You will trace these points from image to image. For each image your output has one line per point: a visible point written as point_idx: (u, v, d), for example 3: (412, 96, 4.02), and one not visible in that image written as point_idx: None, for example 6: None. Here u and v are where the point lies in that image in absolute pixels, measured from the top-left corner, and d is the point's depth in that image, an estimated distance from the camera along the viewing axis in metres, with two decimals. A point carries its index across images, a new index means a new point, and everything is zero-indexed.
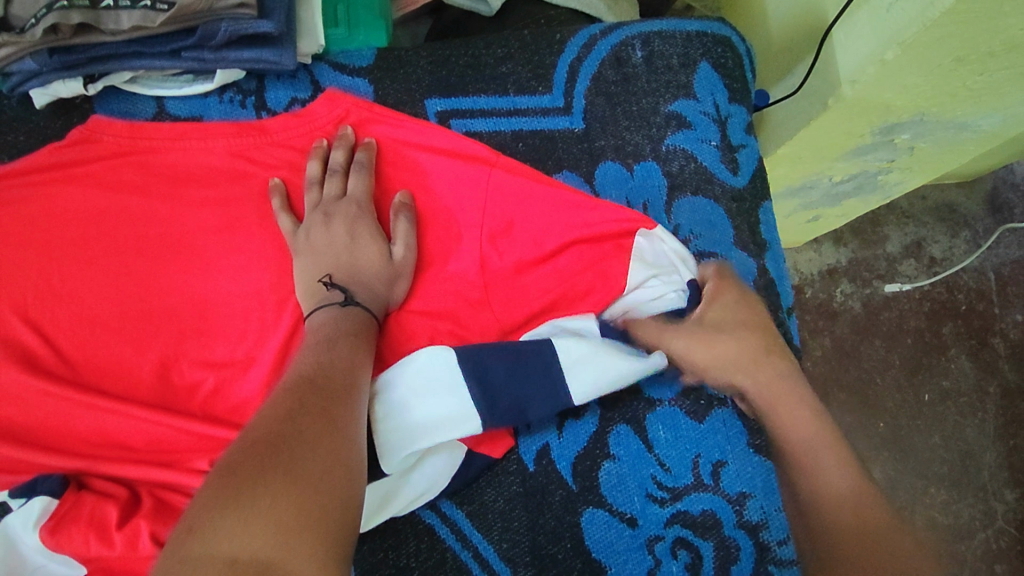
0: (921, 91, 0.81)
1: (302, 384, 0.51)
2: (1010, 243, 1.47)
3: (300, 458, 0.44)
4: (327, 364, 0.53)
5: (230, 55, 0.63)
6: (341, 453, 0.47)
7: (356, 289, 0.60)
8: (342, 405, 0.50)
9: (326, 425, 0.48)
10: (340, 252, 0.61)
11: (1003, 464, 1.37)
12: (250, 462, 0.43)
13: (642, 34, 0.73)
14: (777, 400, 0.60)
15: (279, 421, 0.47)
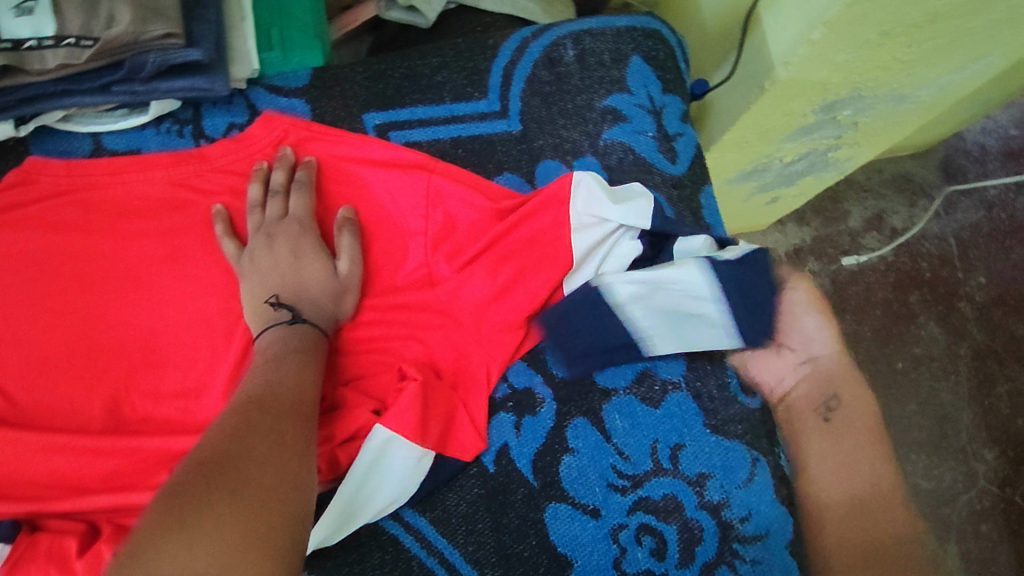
0: (853, 67, 0.83)
1: (251, 403, 0.51)
2: (968, 207, 1.53)
3: (248, 478, 0.45)
4: (276, 380, 0.54)
5: (162, 86, 0.62)
6: (289, 472, 0.48)
7: (304, 307, 0.61)
8: (290, 423, 0.51)
9: (274, 443, 0.49)
10: (285, 271, 0.62)
11: (979, 425, 1.40)
12: (197, 482, 0.44)
13: (572, 33, 0.75)
14: (842, 384, 0.64)
15: (227, 441, 0.47)
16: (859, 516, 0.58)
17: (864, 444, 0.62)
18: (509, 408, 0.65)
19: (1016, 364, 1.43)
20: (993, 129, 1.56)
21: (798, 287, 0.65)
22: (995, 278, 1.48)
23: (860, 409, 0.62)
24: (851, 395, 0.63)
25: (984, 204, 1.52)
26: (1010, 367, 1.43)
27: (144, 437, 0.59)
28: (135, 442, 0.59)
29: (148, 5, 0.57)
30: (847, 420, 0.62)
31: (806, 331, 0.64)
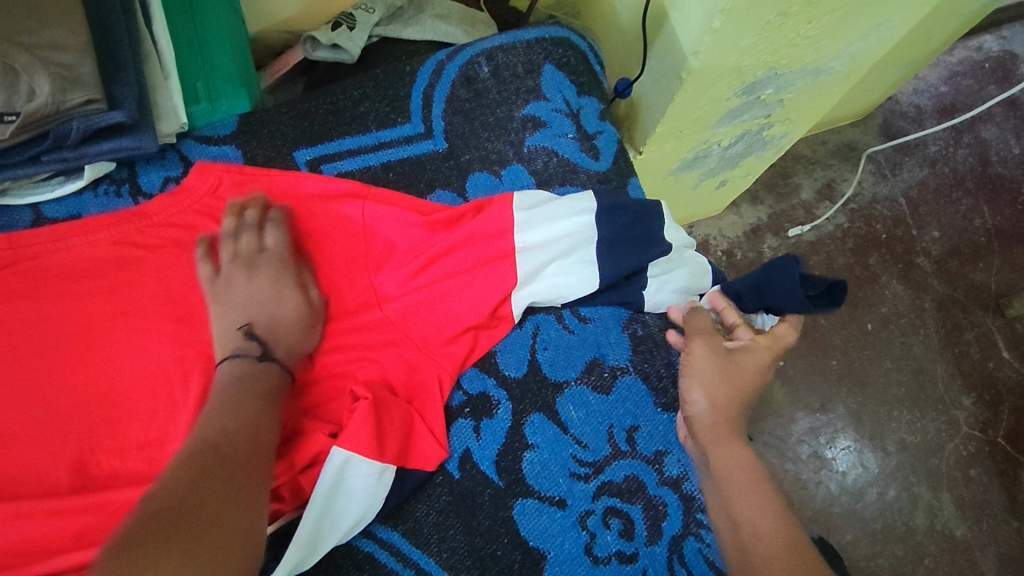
0: (761, 49, 0.87)
1: (206, 446, 0.53)
2: (912, 166, 1.58)
3: (200, 529, 0.47)
4: (231, 423, 0.55)
5: (91, 150, 0.65)
6: (240, 525, 0.49)
7: (270, 342, 0.62)
8: (243, 473, 0.52)
9: (227, 493, 0.50)
10: (259, 306, 0.63)
11: (954, 373, 1.44)
12: (151, 531, 0.44)
13: (485, 51, 0.79)
14: (716, 443, 0.61)
15: (181, 489, 0.48)
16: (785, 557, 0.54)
17: (751, 492, 0.59)
18: (467, 413, 0.67)
19: (979, 310, 1.48)
20: (924, 89, 1.63)
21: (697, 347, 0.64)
22: (947, 231, 1.53)
23: (728, 459, 0.61)
24: (728, 456, 0.61)
25: (927, 162, 1.58)
26: (974, 314, 1.48)
27: (112, 492, 0.60)
28: (102, 497, 0.59)
29: (66, 75, 0.59)
30: (729, 474, 0.60)
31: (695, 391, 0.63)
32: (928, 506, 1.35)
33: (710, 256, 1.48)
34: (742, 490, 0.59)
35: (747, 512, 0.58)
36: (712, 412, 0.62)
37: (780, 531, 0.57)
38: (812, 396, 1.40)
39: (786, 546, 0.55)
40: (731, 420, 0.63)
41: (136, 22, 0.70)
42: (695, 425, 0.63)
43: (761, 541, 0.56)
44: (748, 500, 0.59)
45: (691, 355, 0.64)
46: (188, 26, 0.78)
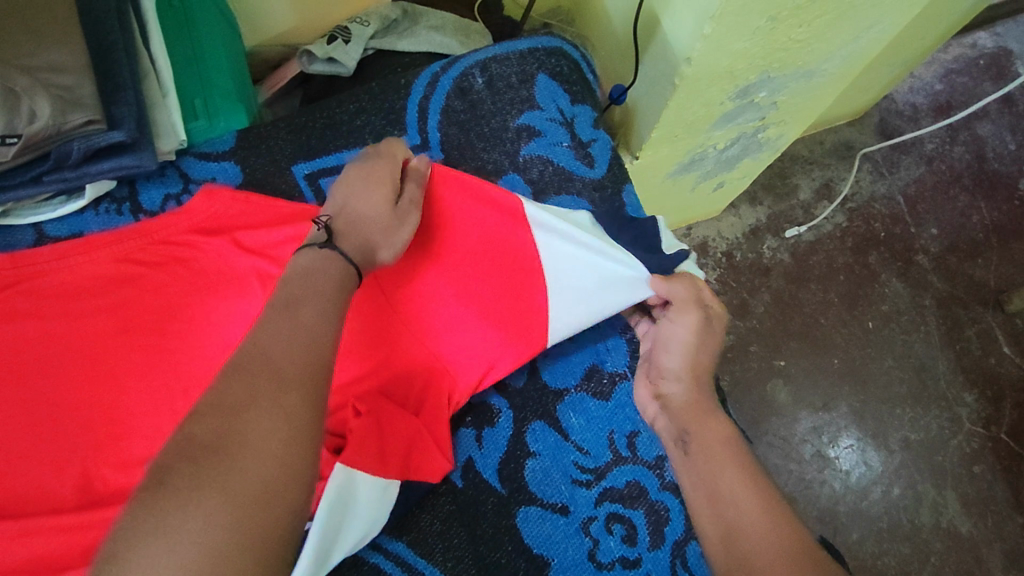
0: (753, 54, 0.88)
1: (254, 359, 0.47)
2: (909, 164, 1.58)
3: (240, 465, 0.42)
4: (284, 335, 0.49)
5: (91, 169, 0.66)
6: (288, 457, 0.44)
7: (347, 238, 0.59)
8: (294, 393, 0.46)
9: (276, 418, 0.45)
10: (362, 210, 0.61)
11: (956, 370, 1.44)
12: (186, 468, 0.41)
13: (479, 62, 0.80)
14: (694, 421, 0.61)
15: (220, 419, 0.44)
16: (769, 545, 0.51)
17: (731, 466, 0.58)
18: (469, 422, 0.69)
19: (979, 306, 1.48)
20: (920, 87, 1.63)
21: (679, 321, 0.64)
22: (946, 228, 1.54)
23: (710, 438, 0.60)
24: (706, 432, 0.61)
25: (924, 159, 1.59)
26: (974, 310, 1.48)
27: (115, 506, 0.60)
28: (106, 512, 0.60)
29: (66, 96, 0.60)
30: (711, 445, 0.60)
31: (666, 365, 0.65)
32: (933, 504, 1.35)
33: (709, 258, 1.48)
34: (722, 471, 0.58)
35: (726, 497, 0.56)
36: (691, 386, 0.63)
37: (766, 517, 0.54)
38: (814, 395, 1.40)
39: (771, 533, 0.52)
40: (709, 395, 0.63)
41: (134, 43, 0.70)
42: (674, 401, 0.64)
43: (741, 524, 0.54)
44: (730, 482, 0.57)
45: (669, 328, 0.65)
46: (186, 45, 0.79)
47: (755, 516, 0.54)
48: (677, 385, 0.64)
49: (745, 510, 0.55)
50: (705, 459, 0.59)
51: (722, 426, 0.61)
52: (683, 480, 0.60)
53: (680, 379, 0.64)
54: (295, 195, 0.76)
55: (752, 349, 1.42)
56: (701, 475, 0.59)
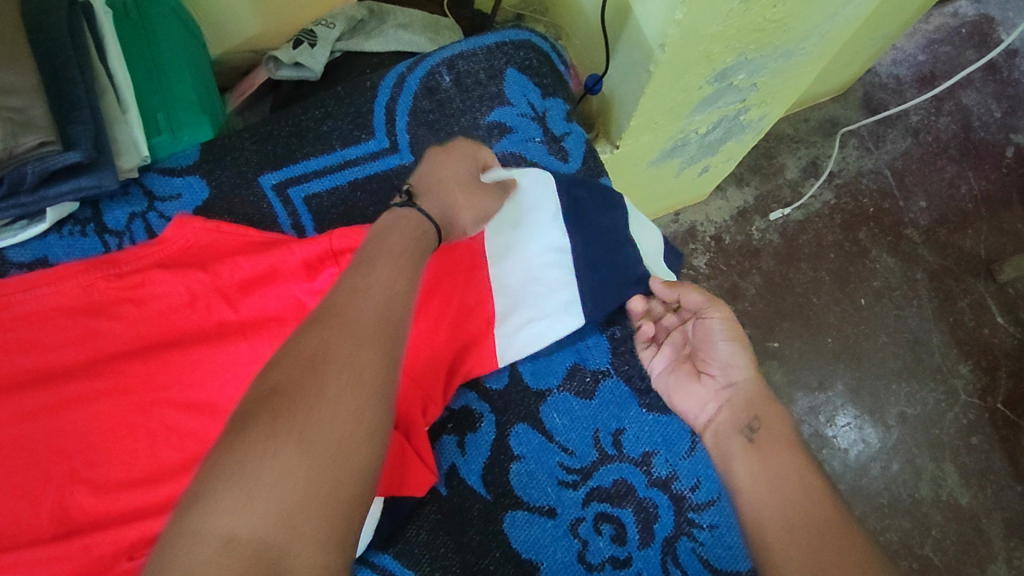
0: (728, 36, 0.86)
1: (331, 318, 0.49)
2: (895, 137, 1.57)
3: (320, 416, 0.45)
4: (361, 296, 0.51)
5: (50, 193, 0.64)
6: (364, 416, 0.46)
7: (429, 200, 0.62)
8: (366, 355, 0.48)
9: (351, 379, 0.47)
10: (448, 176, 0.64)
11: (950, 343, 1.43)
12: (264, 417, 0.44)
13: (446, 60, 0.80)
14: (760, 409, 0.62)
15: (298, 374, 0.46)
16: (827, 544, 0.51)
17: (791, 460, 0.58)
18: (450, 429, 0.69)
19: (971, 277, 1.48)
20: (903, 59, 1.62)
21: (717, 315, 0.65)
22: (934, 200, 1.52)
23: (777, 432, 0.60)
24: (771, 421, 0.61)
25: (910, 131, 1.58)
26: (966, 282, 1.47)
27: (96, 534, 0.58)
28: (88, 540, 0.57)
29: (17, 118, 0.58)
30: (770, 436, 0.60)
31: (721, 356, 0.64)
32: (932, 477, 1.35)
33: (697, 243, 1.47)
34: (783, 465, 0.58)
35: (787, 489, 0.56)
36: (752, 379, 0.63)
37: (831, 514, 0.54)
38: (809, 374, 1.39)
39: (837, 532, 0.52)
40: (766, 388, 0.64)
41: (89, 58, 0.69)
42: (737, 391, 0.63)
43: (813, 517, 0.54)
44: (792, 475, 0.57)
45: (718, 321, 0.65)
46: (146, 58, 0.78)
47: (818, 511, 0.54)
48: (746, 374, 0.63)
49: (805, 505, 0.55)
50: (767, 449, 0.59)
51: (788, 419, 0.61)
52: (736, 467, 0.60)
53: (737, 371, 0.63)
54: (264, 207, 0.75)
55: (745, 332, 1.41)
56: (761, 463, 0.59)
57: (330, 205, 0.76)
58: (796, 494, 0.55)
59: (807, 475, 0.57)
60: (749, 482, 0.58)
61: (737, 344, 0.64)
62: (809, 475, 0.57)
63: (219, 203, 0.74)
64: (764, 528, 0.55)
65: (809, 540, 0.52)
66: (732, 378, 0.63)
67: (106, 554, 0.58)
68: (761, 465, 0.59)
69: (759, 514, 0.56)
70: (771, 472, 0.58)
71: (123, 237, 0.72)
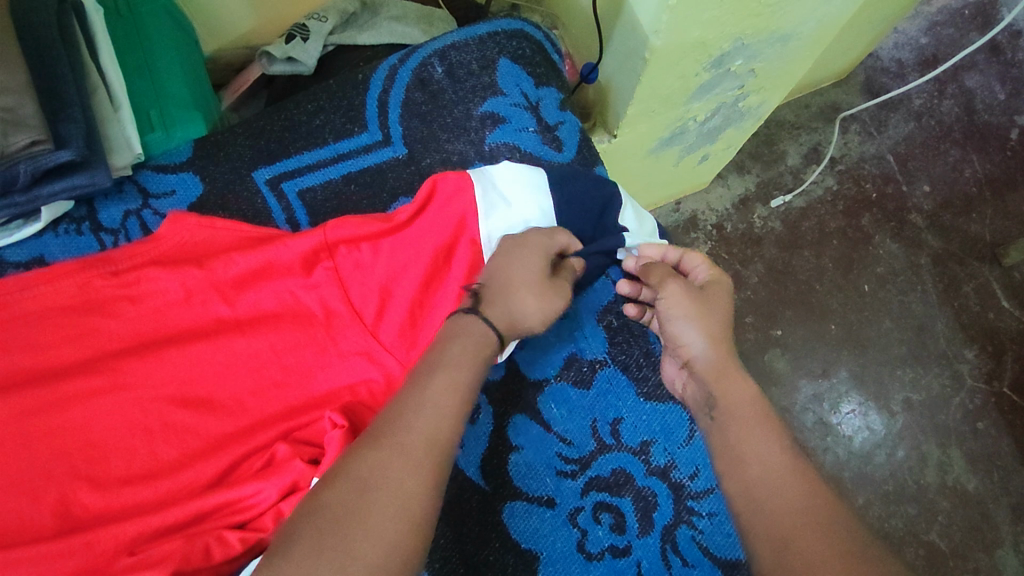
0: (724, 22, 0.85)
1: (383, 440, 0.52)
2: (897, 122, 1.55)
3: (374, 524, 0.48)
4: (417, 405, 0.55)
5: (43, 192, 0.64)
6: (410, 528, 0.49)
7: (494, 306, 0.63)
8: (414, 481, 0.51)
9: (396, 504, 0.50)
10: (519, 275, 0.64)
11: (955, 328, 1.42)
12: (326, 519, 0.48)
13: (437, 51, 0.80)
14: (722, 383, 0.63)
15: (349, 497, 0.49)
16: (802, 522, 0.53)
17: (755, 435, 0.60)
18: None
19: (976, 262, 1.46)
20: (904, 42, 1.60)
21: (668, 292, 0.66)
22: (938, 184, 1.51)
23: (740, 404, 0.61)
24: (735, 395, 0.62)
25: (912, 115, 1.56)
26: (971, 266, 1.46)
27: (97, 530, 0.57)
28: (89, 536, 0.57)
29: (6, 117, 0.57)
30: (734, 411, 0.61)
31: (677, 336, 0.66)
32: (938, 464, 1.34)
33: (699, 232, 1.46)
34: (754, 441, 0.59)
35: (757, 467, 0.58)
36: (712, 352, 0.64)
37: (805, 491, 0.55)
38: (813, 362, 1.39)
39: (812, 509, 0.54)
40: (731, 357, 0.65)
41: (80, 56, 0.68)
42: (697, 368, 0.64)
43: (774, 495, 0.56)
44: (763, 451, 0.58)
45: (665, 301, 0.66)
46: (137, 55, 0.77)
47: (792, 489, 0.55)
48: (704, 350, 0.64)
49: (777, 483, 0.56)
50: (732, 425, 0.61)
51: (752, 389, 0.62)
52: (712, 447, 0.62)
53: (696, 349, 0.64)
54: (258, 202, 0.75)
55: (749, 320, 1.40)
56: (730, 441, 0.60)
57: (324, 199, 0.76)
58: (758, 471, 0.57)
59: (780, 450, 0.58)
60: (722, 462, 0.60)
61: (690, 321, 0.65)
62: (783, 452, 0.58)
63: (213, 199, 0.74)
64: (744, 511, 0.57)
65: (780, 520, 0.54)
66: (693, 357, 0.65)
67: (107, 551, 0.57)
68: (726, 441, 0.61)
69: (740, 496, 0.57)
70: (745, 452, 0.59)
71: (118, 234, 0.72)
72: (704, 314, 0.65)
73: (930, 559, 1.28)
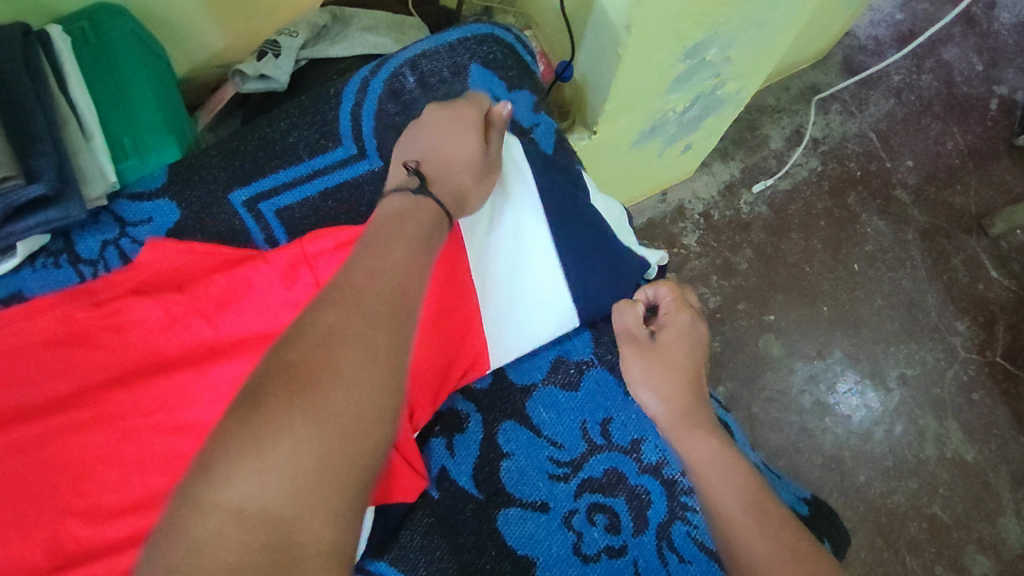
0: (693, 14, 0.85)
1: (344, 300, 0.50)
2: (878, 99, 1.56)
3: (335, 389, 0.45)
4: (376, 281, 0.52)
5: (18, 227, 0.64)
6: (376, 393, 0.47)
7: (438, 185, 0.64)
8: (359, 388, 0.46)
9: (364, 359, 0.47)
10: (457, 149, 0.65)
11: (946, 301, 1.43)
12: (279, 387, 0.44)
13: (408, 61, 0.80)
14: (683, 442, 0.66)
15: (314, 352, 0.46)
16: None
17: (723, 485, 0.62)
18: (438, 432, 0.69)
19: (962, 234, 1.47)
20: (880, 19, 1.60)
21: (630, 358, 0.70)
22: (921, 159, 1.52)
23: (701, 463, 0.64)
24: (697, 453, 0.65)
25: (892, 92, 1.56)
26: (958, 239, 1.47)
27: (90, 565, 0.58)
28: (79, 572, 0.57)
29: None
30: (697, 471, 0.64)
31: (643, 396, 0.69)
32: (936, 437, 1.35)
33: (686, 221, 1.46)
34: (720, 495, 0.62)
35: (726, 523, 0.60)
36: (670, 412, 0.67)
37: (768, 542, 0.57)
38: (808, 344, 1.39)
39: (776, 561, 0.56)
40: (692, 413, 0.67)
41: (48, 88, 0.68)
42: (663, 428, 0.68)
43: (743, 548, 0.58)
44: (729, 506, 0.61)
45: (627, 366, 0.70)
46: (105, 82, 0.77)
47: (757, 542, 0.58)
48: (663, 412, 0.68)
49: (743, 536, 0.59)
50: (698, 483, 0.64)
51: (713, 444, 0.65)
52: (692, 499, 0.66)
53: (657, 411, 0.68)
54: (236, 224, 0.75)
55: (740, 306, 1.40)
56: (700, 497, 0.64)
57: (303, 216, 0.77)
58: (725, 530, 0.60)
59: (745, 502, 0.61)
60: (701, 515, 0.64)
61: (648, 387, 0.68)
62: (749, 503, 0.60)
63: (191, 224, 0.74)
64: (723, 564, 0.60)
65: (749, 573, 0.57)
66: (655, 418, 0.68)
67: None
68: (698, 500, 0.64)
69: (720, 547, 0.60)
70: (713, 509, 0.62)
71: (97, 265, 0.72)
72: (663, 373, 0.69)
73: (933, 532, 1.28)
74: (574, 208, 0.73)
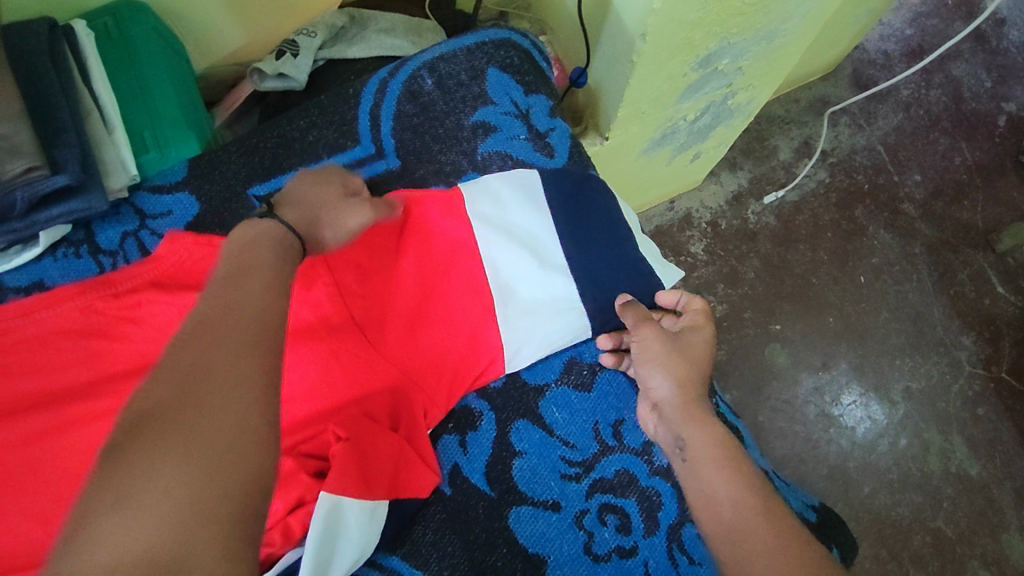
0: (708, 23, 0.86)
1: (201, 331, 0.46)
2: (887, 112, 1.56)
3: (200, 421, 0.42)
4: (236, 309, 0.49)
5: (41, 218, 0.65)
6: (249, 417, 0.44)
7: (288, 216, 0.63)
8: (231, 415, 0.43)
9: (230, 384, 0.44)
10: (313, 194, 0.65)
11: (952, 315, 1.43)
12: (137, 430, 0.40)
13: (426, 63, 0.80)
14: (687, 423, 0.63)
15: (169, 390, 0.42)
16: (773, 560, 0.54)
17: (727, 470, 0.60)
18: (451, 429, 0.69)
19: (969, 249, 1.47)
20: (890, 34, 1.61)
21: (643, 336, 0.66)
22: (929, 173, 1.52)
23: (706, 445, 0.61)
24: (699, 434, 0.62)
25: (901, 106, 1.57)
26: (965, 253, 1.47)
27: None
28: None
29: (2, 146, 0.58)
30: (700, 453, 0.61)
31: (649, 378, 0.66)
32: (940, 450, 1.35)
33: (694, 229, 1.46)
34: (721, 478, 0.60)
35: (730, 507, 0.58)
36: (679, 394, 0.64)
37: (772, 532, 0.56)
38: (813, 355, 1.39)
39: (780, 549, 0.55)
40: (699, 400, 0.64)
41: (73, 82, 0.69)
42: (665, 409, 0.65)
43: (746, 532, 0.56)
44: (730, 490, 0.59)
45: (640, 343, 0.67)
46: (127, 77, 0.77)
47: (762, 529, 0.56)
48: (670, 391, 0.64)
49: (747, 522, 0.57)
50: (699, 465, 0.61)
51: (716, 429, 0.62)
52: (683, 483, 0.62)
53: (663, 391, 0.65)
54: None
55: (747, 315, 1.41)
56: (698, 480, 0.61)
57: None
58: (728, 512, 0.58)
59: (748, 488, 0.59)
60: (695, 499, 0.61)
61: (660, 367, 0.65)
62: (752, 491, 0.59)
63: (209, 218, 0.75)
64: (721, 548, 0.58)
65: (751, 557, 0.55)
66: (658, 397, 0.65)
67: None
68: (695, 482, 0.61)
69: (717, 528, 0.58)
70: (714, 491, 0.59)
71: (116, 256, 0.73)
72: (674, 358, 0.66)
73: (937, 546, 1.28)
74: (591, 210, 0.74)
